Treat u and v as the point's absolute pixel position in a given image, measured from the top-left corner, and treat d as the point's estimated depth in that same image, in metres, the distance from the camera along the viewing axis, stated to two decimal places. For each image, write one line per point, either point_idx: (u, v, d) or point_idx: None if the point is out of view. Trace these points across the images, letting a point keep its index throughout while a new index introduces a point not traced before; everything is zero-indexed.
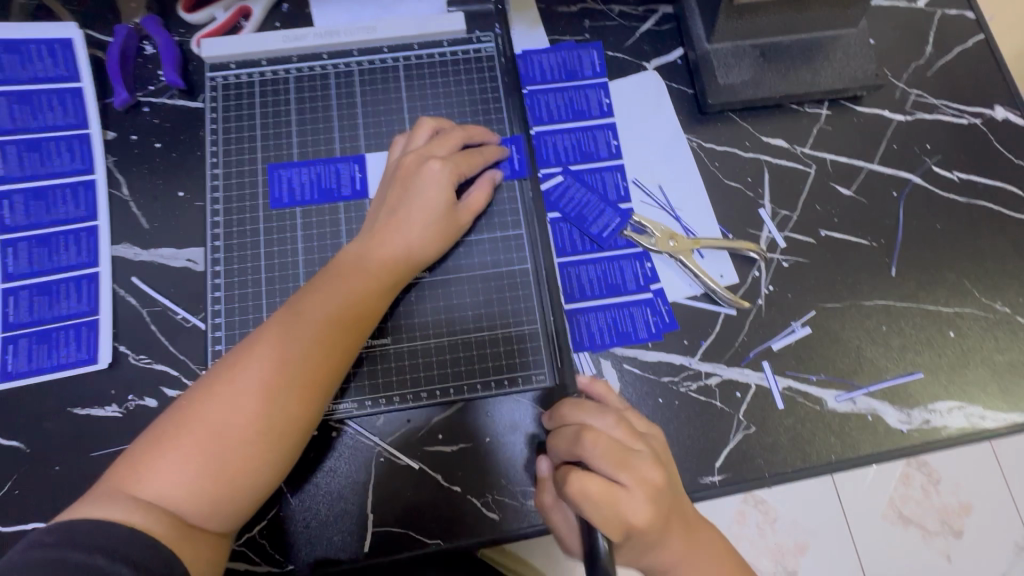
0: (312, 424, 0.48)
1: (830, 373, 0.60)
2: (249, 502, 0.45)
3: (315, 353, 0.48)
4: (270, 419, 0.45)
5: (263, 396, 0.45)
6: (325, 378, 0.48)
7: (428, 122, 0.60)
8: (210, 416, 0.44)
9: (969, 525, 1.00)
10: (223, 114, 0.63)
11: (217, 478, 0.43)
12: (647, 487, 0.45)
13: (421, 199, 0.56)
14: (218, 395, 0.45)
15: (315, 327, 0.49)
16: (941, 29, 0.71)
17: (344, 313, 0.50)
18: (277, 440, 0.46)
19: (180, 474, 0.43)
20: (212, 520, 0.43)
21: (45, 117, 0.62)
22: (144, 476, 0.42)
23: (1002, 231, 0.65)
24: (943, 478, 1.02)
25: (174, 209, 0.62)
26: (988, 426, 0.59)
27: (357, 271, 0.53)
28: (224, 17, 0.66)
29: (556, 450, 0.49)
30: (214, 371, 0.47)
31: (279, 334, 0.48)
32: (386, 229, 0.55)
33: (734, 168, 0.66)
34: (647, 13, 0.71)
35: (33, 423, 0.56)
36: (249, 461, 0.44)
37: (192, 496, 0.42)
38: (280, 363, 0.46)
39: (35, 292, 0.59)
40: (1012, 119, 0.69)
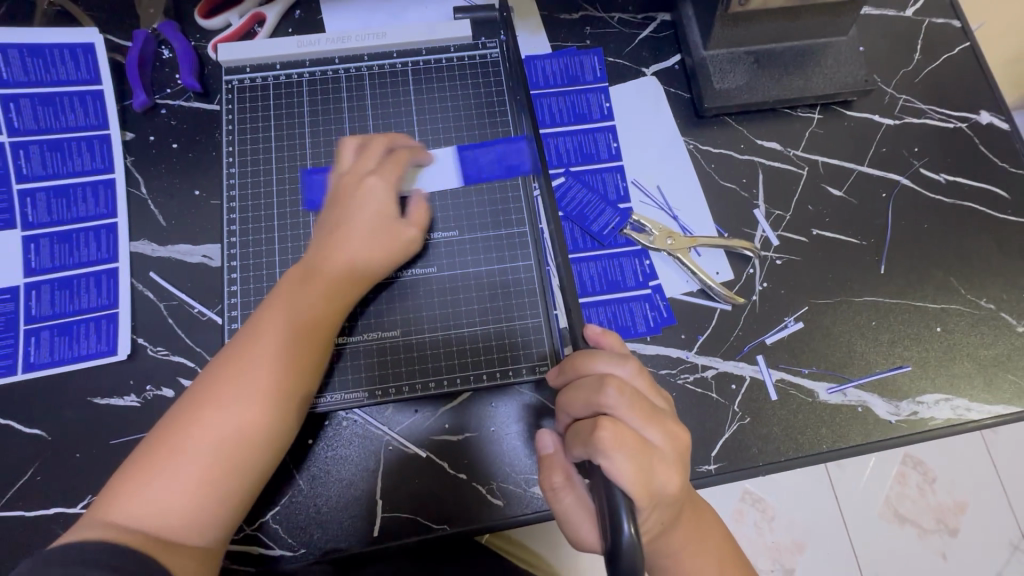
0: (280, 432, 0.50)
1: (821, 366, 0.62)
2: (227, 512, 0.47)
3: (276, 366, 0.50)
4: (242, 433, 0.47)
5: (233, 412, 0.48)
6: (291, 389, 0.50)
7: (352, 137, 0.61)
8: (186, 438, 0.46)
9: (963, 523, 1.02)
10: (238, 115, 0.66)
11: (191, 493, 0.45)
12: (671, 444, 0.47)
13: (364, 211, 0.57)
14: (189, 419, 0.47)
15: (273, 342, 0.51)
16: (929, 37, 0.74)
17: (298, 325, 0.52)
18: (244, 451, 0.48)
19: (156, 494, 0.45)
20: (195, 533, 0.45)
21: (68, 119, 0.64)
22: (119, 502, 0.44)
23: (987, 231, 0.67)
24: (938, 477, 1.04)
25: (190, 207, 0.65)
26: (974, 417, 0.61)
27: (307, 286, 0.54)
28: (239, 23, 0.68)
29: (575, 403, 0.48)
30: (185, 396, 0.49)
31: (234, 354, 0.50)
32: (336, 242, 0.56)
33: (730, 169, 0.68)
34: (646, 21, 0.73)
35: (55, 412, 0.58)
36: (220, 473, 0.47)
37: (168, 513, 0.44)
38: (238, 379, 0.49)
39: (57, 286, 0.61)
40: (997, 123, 0.71)
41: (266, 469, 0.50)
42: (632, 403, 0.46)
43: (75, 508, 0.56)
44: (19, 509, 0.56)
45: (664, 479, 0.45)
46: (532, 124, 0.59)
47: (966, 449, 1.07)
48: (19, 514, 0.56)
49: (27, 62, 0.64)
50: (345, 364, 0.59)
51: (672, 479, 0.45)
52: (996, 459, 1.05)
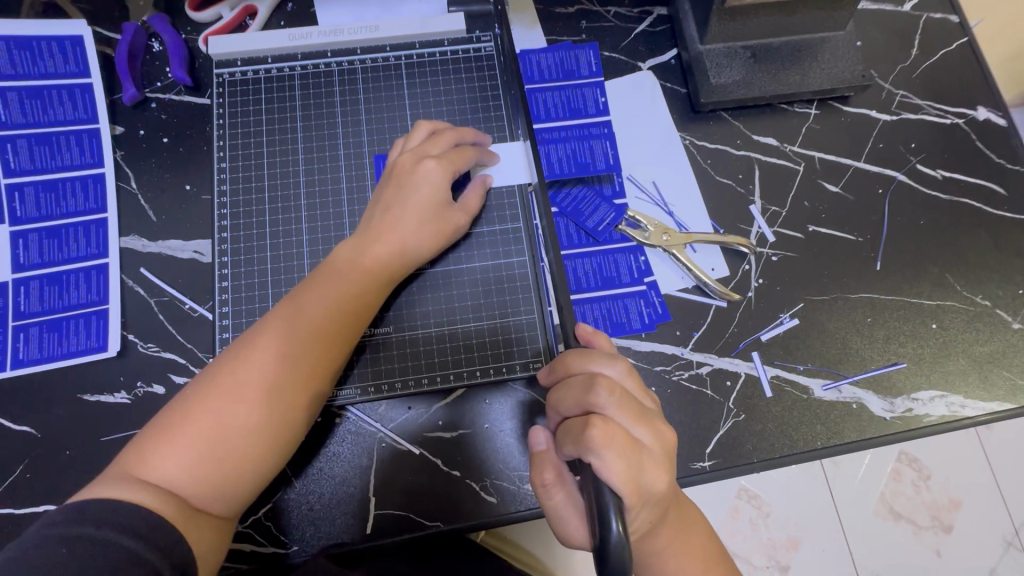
0: (312, 410, 0.50)
1: (816, 363, 0.62)
2: (251, 488, 0.47)
3: (317, 344, 0.50)
4: (275, 407, 0.47)
5: (267, 386, 0.47)
6: (326, 369, 0.51)
7: (427, 123, 0.61)
8: (218, 404, 0.46)
9: (958, 520, 1.03)
10: (230, 109, 0.65)
11: (221, 463, 0.45)
12: (660, 441, 0.46)
13: (420, 197, 0.57)
14: (221, 386, 0.47)
15: (317, 319, 0.50)
16: (927, 32, 0.74)
17: (344, 306, 0.52)
18: (276, 427, 0.47)
19: (188, 459, 0.44)
20: (218, 502, 0.45)
21: (57, 112, 0.64)
22: (151, 461, 0.44)
23: (983, 228, 0.67)
24: (932, 473, 1.05)
25: (181, 202, 0.64)
26: (969, 414, 0.61)
27: (352, 267, 0.54)
28: (230, 15, 0.68)
29: (565, 401, 0.47)
30: (219, 361, 0.48)
31: (283, 327, 0.49)
32: (385, 224, 0.56)
33: (726, 165, 0.68)
34: (642, 15, 0.73)
35: (44, 409, 0.58)
36: (252, 446, 0.46)
37: (198, 480, 0.44)
38: (286, 353, 0.48)
39: (46, 282, 0.60)
40: (994, 119, 0.71)
41: (291, 449, 0.49)
42: (624, 400, 0.46)
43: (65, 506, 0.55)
44: (8, 507, 0.55)
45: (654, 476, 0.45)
46: (527, 119, 0.59)
47: (961, 446, 1.08)
48: (7, 512, 0.55)
49: (14, 54, 0.63)
50: None
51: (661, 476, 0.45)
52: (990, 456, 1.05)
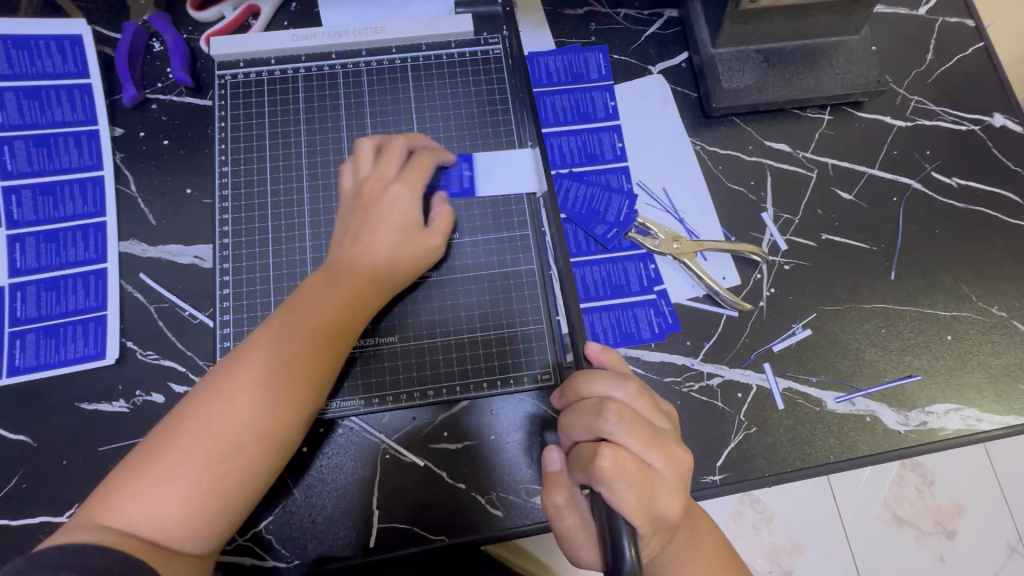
0: (288, 442, 0.48)
1: (829, 375, 0.61)
2: (228, 522, 0.46)
3: (286, 373, 0.48)
4: (244, 439, 0.45)
5: (235, 419, 0.46)
6: (300, 397, 0.49)
7: (379, 139, 0.60)
8: (183, 442, 0.44)
9: (961, 526, 1.02)
10: (232, 112, 0.64)
11: (188, 502, 0.43)
12: (676, 465, 0.45)
13: (387, 216, 0.56)
14: (187, 423, 0.45)
15: (286, 347, 0.49)
16: (942, 36, 0.72)
17: (317, 333, 0.50)
18: (246, 460, 0.45)
19: (154, 498, 0.43)
20: (189, 543, 0.43)
21: (54, 113, 0.62)
22: (115, 503, 0.42)
23: (1000, 237, 0.66)
24: (936, 479, 1.04)
25: (182, 206, 0.63)
26: (984, 428, 0.60)
27: (324, 291, 0.53)
28: (232, 16, 0.66)
29: (575, 427, 0.47)
30: (187, 396, 0.47)
31: (247, 357, 0.48)
32: (354, 247, 0.55)
33: (738, 171, 0.67)
34: (652, 17, 0.71)
35: (40, 417, 0.57)
36: (222, 483, 0.44)
37: (167, 519, 0.43)
38: (257, 382, 0.47)
39: (43, 287, 0.59)
40: (1010, 126, 0.70)
41: (267, 483, 0.48)
42: (636, 426, 0.44)
43: (61, 517, 0.54)
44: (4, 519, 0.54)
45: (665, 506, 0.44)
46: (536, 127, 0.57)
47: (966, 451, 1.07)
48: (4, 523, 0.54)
49: (12, 54, 0.62)
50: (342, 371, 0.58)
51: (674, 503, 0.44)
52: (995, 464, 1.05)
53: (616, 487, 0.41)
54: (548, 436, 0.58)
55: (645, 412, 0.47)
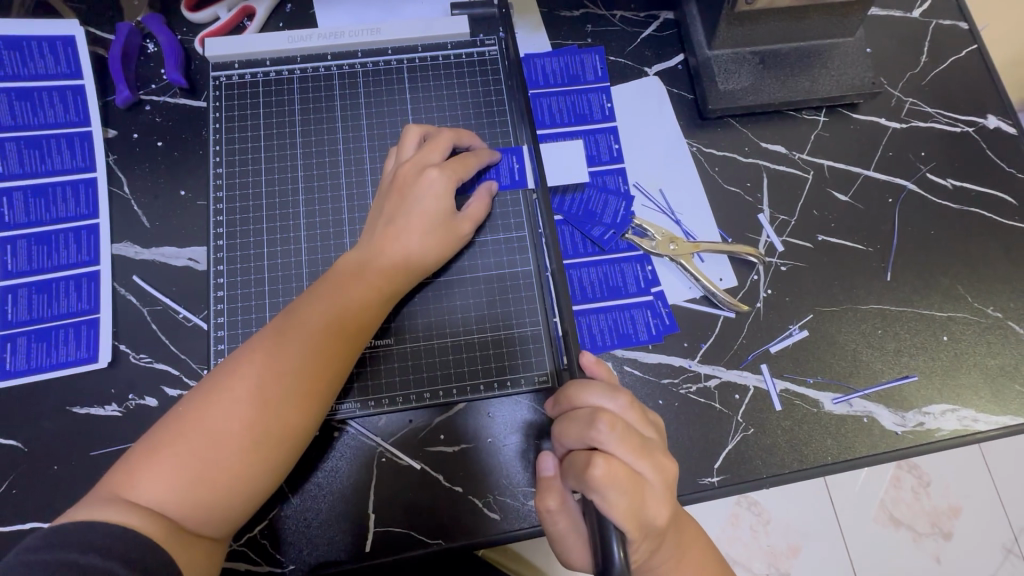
0: (311, 430, 0.49)
1: (826, 376, 0.61)
2: (244, 508, 0.46)
3: (315, 360, 0.48)
4: (270, 424, 0.46)
5: (262, 403, 0.46)
6: (325, 386, 0.49)
7: (417, 129, 0.59)
8: (210, 422, 0.44)
9: (957, 527, 1.02)
10: (226, 113, 0.63)
11: (211, 484, 0.44)
12: (664, 472, 0.45)
13: (421, 204, 0.55)
14: (215, 403, 0.45)
15: (316, 334, 0.49)
16: (936, 39, 0.73)
17: (346, 321, 0.51)
18: (267, 446, 0.46)
19: (179, 477, 0.43)
20: (209, 525, 0.44)
21: (47, 115, 0.62)
22: (140, 481, 0.42)
23: (994, 238, 0.66)
24: (933, 480, 1.04)
25: (176, 208, 0.62)
26: (981, 429, 0.60)
27: (354, 278, 0.53)
28: (227, 17, 0.66)
29: (566, 435, 0.46)
30: (215, 376, 0.47)
31: (276, 342, 0.48)
32: (387, 235, 0.55)
33: (734, 173, 0.67)
34: (647, 19, 0.71)
35: (31, 421, 0.56)
36: (245, 467, 0.45)
37: (187, 500, 0.43)
38: (287, 367, 0.47)
39: (34, 290, 0.58)
40: (1004, 128, 0.70)
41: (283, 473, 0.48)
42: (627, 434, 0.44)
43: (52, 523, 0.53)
44: None
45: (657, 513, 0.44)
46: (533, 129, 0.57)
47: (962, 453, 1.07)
48: None
49: (4, 55, 0.61)
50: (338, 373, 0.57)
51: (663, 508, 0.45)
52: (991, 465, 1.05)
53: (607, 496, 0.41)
54: (546, 439, 0.57)
55: (635, 420, 0.46)
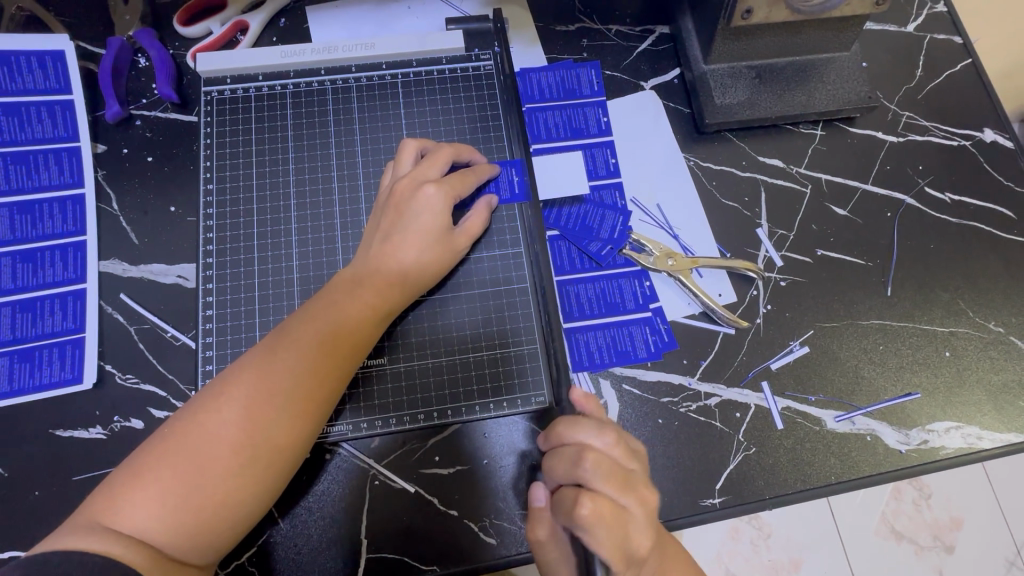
0: (302, 452, 0.47)
1: (828, 394, 0.60)
2: (229, 535, 0.44)
3: (306, 380, 0.47)
4: (258, 447, 0.44)
5: (250, 425, 0.44)
6: (316, 407, 0.47)
7: (415, 144, 0.59)
8: (197, 444, 0.43)
9: (959, 540, 1.01)
10: (217, 127, 0.62)
11: (196, 510, 0.42)
12: (650, 501, 0.45)
13: (419, 219, 0.54)
14: (202, 426, 0.44)
15: (307, 353, 0.48)
16: (931, 53, 0.73)
17: (338, 339, 0.49)
18: (255, 471, 0.44)
19: (163, 503, 0.42)
20: (194, 552, 0.42)
21: (34, 130, 0.61)
22: (123, 508, 0.41)
23: (994, 252, 0.66)
24: (933, 492, 1.03)
25: (165, 224, 0.61)
26: (985, 446, 0.59)
27: (348, 295, 0.51)
28: (220, 31, 0.66)
29: (555, 471, 0.45)
30: (203, 396, 0.46)
31: (267, 363, 0.47)
32: (384, 251, 0.54)
33: (732, 187, 0.66)
34: (643, 33, 0.71)
35: (12, 445, 0.54)
36: (232, 492, 0.43)
37: (172, 529, 0.41)
38: (276, 388, 0.46)
39: (18, 309, 0.57)
40: (1001, 141, 0.70)
41: (271, 498, 0.46)
42: (610, 469, 0.44)
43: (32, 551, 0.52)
44: None
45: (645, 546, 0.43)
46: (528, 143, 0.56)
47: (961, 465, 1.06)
48: None
49: None
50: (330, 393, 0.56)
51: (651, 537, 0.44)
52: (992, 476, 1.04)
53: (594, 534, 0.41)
54: (544, 460, 0.56)
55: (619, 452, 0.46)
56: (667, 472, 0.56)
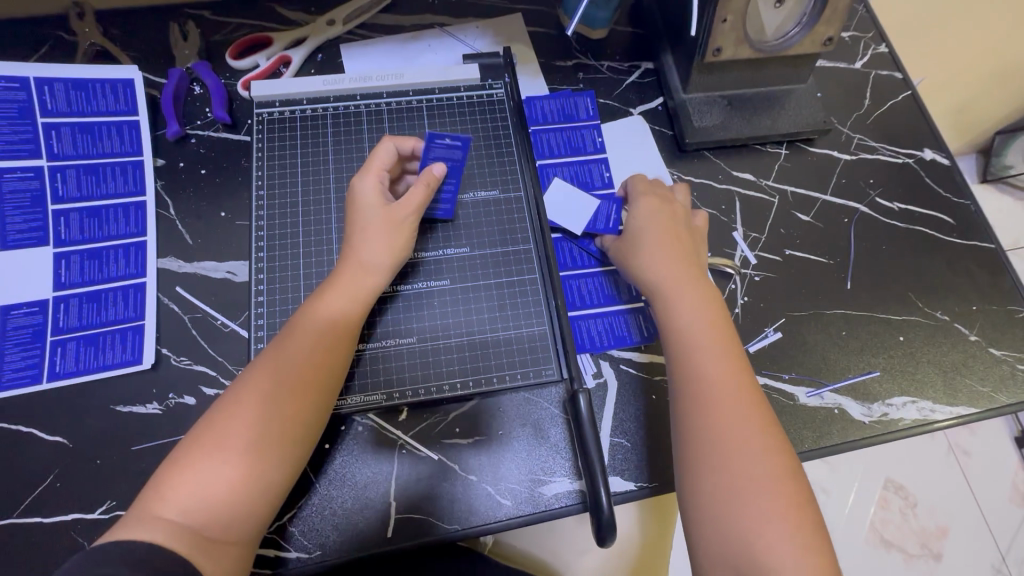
0: (311, 425, 0.55)
1: (800, 372, 0.68)
2: (263, 515, 0.51)
3: (303, 361, 0.55)
4: (272, 425, 0.52)
5: (263, 407, 0.52)
6: (315, 383, 0.55)
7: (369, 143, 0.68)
8: (221, 435, 0.50)
9: (945, 546, 1.26)
10: (267, 143, 0.72)
11: (230, 492, 0.49)
12: (702, 297, 0.61)
13: (368, 213, 0.62)
14: (223, 419, 0.51)
15: (305, 340, 0.56)
16: (877, 86, 0.85)
17: (328, 323, 0.57)
18: (274, 450, 0.52)
19: (198, 491, 0.48)
20: (232, 531, 0.49)
21: (104, 146, 0.70)
22: (167, 501, 0.47)
23: (937, 252, 0.76)
24: (919, 502, 1.30)
25: (216, 227, 0.70)
26: (939, 418, 0.68)
27: (332, 288, 0.59)
28: (266, 64, 0.76)
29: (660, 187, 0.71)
30: (222, 398, 0.53)
31: (274, 360, 0.54)
32: (353, 246, 0.61)
33: (711, 197, 0.76)
34: (631, 68, 0.83)
35: (77, 420, 0.60)
36: (258, 469, 0.50)
37: (209, 512, 0.48)
38: (279, 372, 0.54)
39: (85, 300, 0.64)
40: (939, 159, 0.81)
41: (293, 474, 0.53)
42: (662, 202, 0.69)
43: (94, 513, 0.57)
44: (38, 516, 0.57)
45: (678, 290, 0.62)
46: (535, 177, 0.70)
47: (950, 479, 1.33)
48: (38, 521, 0.57)
49: (70, 95, 0.70)
50: (361, 370, 0.63)
51: (699, 321, 0.60)
52: (971, 484, 1.32)
53: (636, 216, 0.68)
54: (554, 428, 0.63)
55: (687, 220, 0.69)
56: (660, 439, 0.64)
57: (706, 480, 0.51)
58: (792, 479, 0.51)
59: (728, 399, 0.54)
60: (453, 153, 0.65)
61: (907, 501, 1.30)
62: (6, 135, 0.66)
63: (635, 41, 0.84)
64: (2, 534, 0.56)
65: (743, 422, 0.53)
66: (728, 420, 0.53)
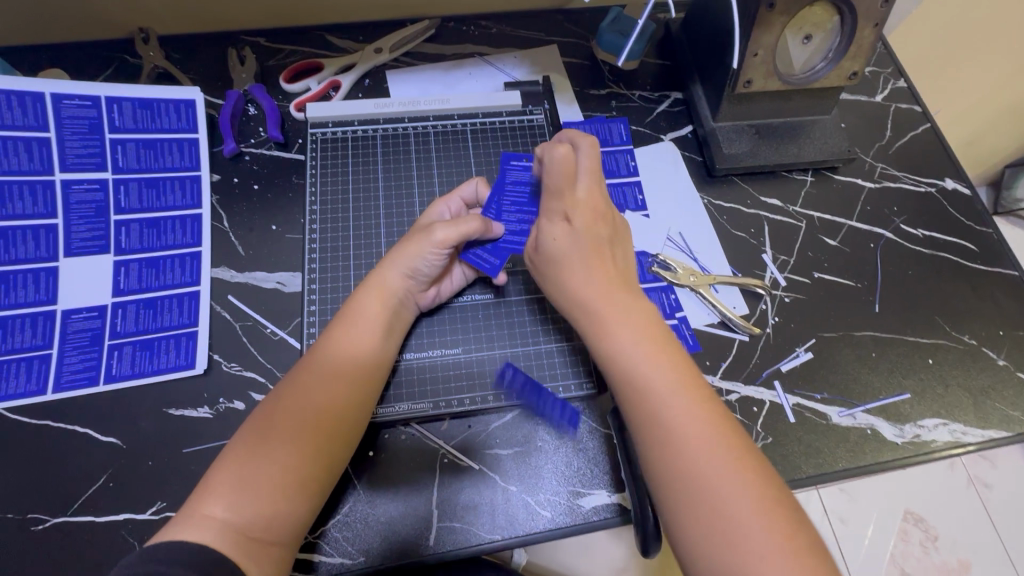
0: (346, 430, 0.56)
1: (832, 392, 0.70)
2: (304, 518, 0.52)
3: (336, 370, 0.57)
4: (297, 432, 0.53)
5: (292, 416, 0.53)
6: (343, 391, 0.56)
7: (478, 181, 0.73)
8: (255, 445, 0.52)
9: None
10: (320, 161, 0.75)
11: (267, 498, 0.50)
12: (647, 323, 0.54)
13: (416, 229, 0.65)
14: (256, 429, 0.53)
15: (340, 349, 0.58)
16: (898, 118, 0.89)
17: (357, 330, 0.59)
18: (308, 457, 0.53)
19: (238, 495, 0.49)
20: (273, 532, 0.50)
21: (166, 161, 0.73)
22: (213, 498, 0.49)
23: (962, 277, 0.78)
24: (940, 535, 1.28)
25: (266, 240, 0.73)
26: (970, 440, 0.68)
27: (354, 299, 0.61)
28: (318, 87, 0.81)
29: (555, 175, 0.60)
30: (261, 409, 0.55)
31: (303, 371, 0.56)
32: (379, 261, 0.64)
33: (740, 221, 0.79)
34: (661, 97, 0.87)
35: (130, 421, 0.62)
36: (291, 475, 0.51)
37: (249, 514, 0.49)
38: (305, 382, 0.55)
39: (141, 306, 0.67)
40: (960, 188, 0.84)
41: (330, 479, 0.55)
42: (575, 197, 0.60)
43: (145, 514, 0.59)
44: (93, 514, 0.58)
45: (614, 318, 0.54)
46: None
47: (970, 512, 1.31)
48: (92, 520, 0.58)
49: (136, 113, 0.74)
50: (409, 378, 0.66)
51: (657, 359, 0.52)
52: (993, 518, 1.30)
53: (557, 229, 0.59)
54: (594, 441, 0.65)
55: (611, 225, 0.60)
56: None
57: (680, 518, 0.46)
58: (789, 510, 0.45)
59: (695, 436, 0.48)
60: (534, 173, 0.69)
61: (929, 534, 1.28)
62: (75, 148, 0.70)
63: (665, 72, 0.89)
64: (57, 531, 0.58)
65: (722, 465, 0.46)
66: (701, 457, 0.47)
